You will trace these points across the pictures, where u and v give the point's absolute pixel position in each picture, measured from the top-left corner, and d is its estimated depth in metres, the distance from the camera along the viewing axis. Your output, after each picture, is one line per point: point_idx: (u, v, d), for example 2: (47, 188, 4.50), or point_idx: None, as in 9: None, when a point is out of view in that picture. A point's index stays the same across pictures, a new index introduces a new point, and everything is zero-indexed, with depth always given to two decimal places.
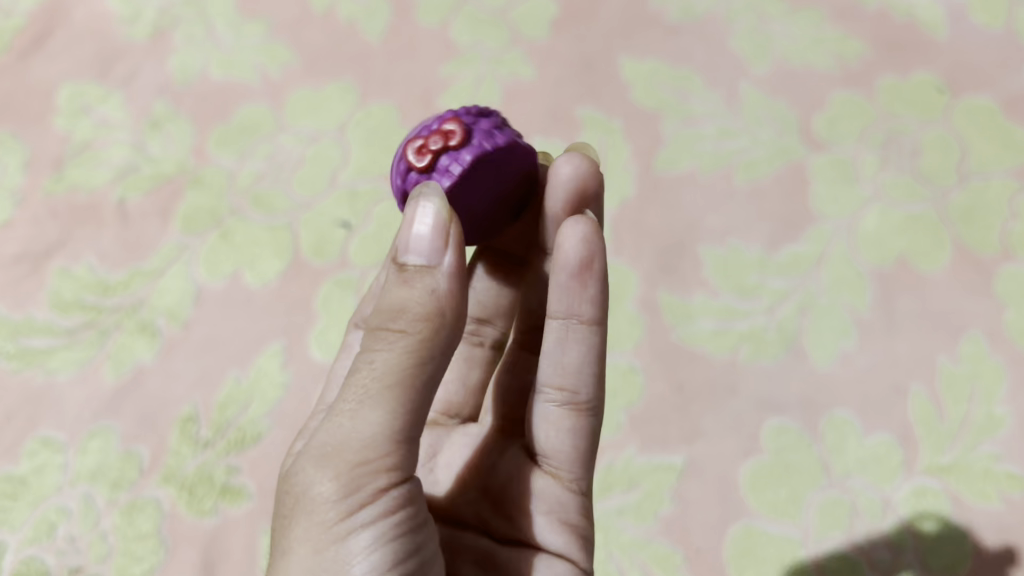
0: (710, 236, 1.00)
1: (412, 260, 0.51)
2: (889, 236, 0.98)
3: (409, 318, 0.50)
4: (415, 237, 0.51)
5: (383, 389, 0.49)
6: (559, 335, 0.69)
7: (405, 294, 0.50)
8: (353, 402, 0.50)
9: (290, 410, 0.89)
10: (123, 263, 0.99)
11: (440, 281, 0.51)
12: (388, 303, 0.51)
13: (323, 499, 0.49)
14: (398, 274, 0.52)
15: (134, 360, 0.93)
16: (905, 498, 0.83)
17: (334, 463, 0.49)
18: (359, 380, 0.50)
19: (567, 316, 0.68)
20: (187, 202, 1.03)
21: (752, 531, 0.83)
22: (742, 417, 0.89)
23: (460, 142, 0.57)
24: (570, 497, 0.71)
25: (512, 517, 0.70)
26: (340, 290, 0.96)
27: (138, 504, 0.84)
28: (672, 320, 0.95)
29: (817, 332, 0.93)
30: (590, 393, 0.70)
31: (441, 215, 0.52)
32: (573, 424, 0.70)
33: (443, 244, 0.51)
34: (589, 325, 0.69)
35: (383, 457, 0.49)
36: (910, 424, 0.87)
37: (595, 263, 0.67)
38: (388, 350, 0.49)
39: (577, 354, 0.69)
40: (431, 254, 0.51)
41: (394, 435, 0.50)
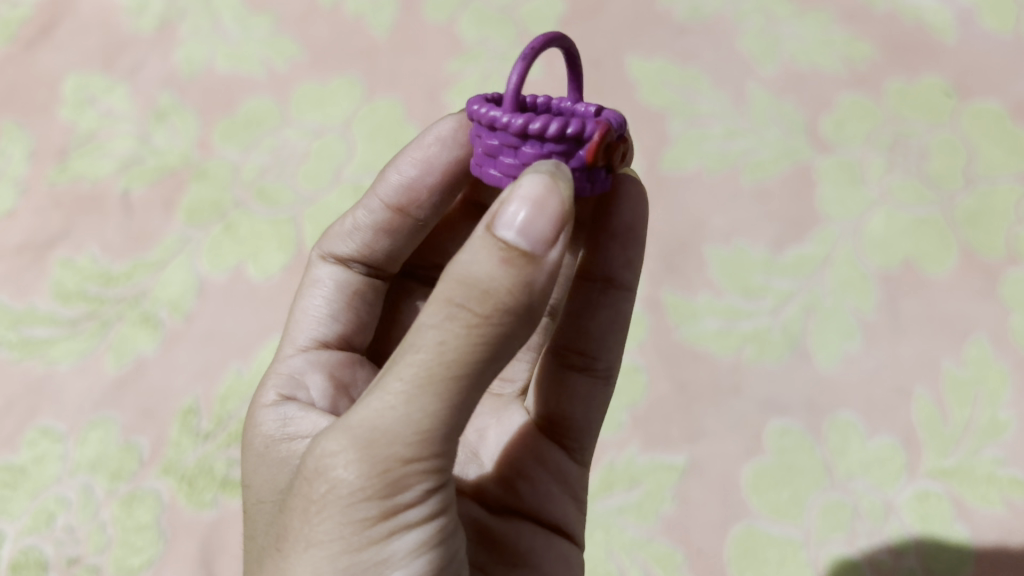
0: (715, 236, 1.00)
1: (510, 236, 0.45)
2: (895, 239, 0.98)
3: (494, 306, 0.44)
4: (530, 219, 0.45)
5: (451, 382, 0.44)
6: (595, 297, 0.72)
7: (497, 276, 0.44)
8: (411, 390, 0.45)
9: None
10: (126, 255, 0.99)
11: (540, 270, 0.45)
12: (470, 279, 0.44)
13: (366, 495, 0.46)
14: (489, 246, 0.45)
15: (136, 351, 0.92)
16: (907, 501, 0.83)
17: (382, 457, 0.45)
18: (416, 363, 0.45)
19: (604, 279, 0.72)
20: (191, 194, 1.03)
21: (753, 531, 0.83)
22: (745, 418, 0.89)
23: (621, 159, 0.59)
24: (573, 467, 0.72)
25: (511, 487, 0.68)
26: None
27: (137, 494, 0.84)
28: (675, 320, 0.94)
29: (822, 333, 0.92)
30: (611, 363, 0.72)
31: (556, 198, 0.46)
32: (591, 394, 0.72)
33: (552, 226, 0.46)
34: (623, 290, 0.72)
35: (435, 456, 0.46)
36: (914, 427, 0.87)
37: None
38: (462, 338, 0.44)
39: (607, 320, 0.72)
40: (535, 239, 0.45)
41: (450, 432, 0.46)
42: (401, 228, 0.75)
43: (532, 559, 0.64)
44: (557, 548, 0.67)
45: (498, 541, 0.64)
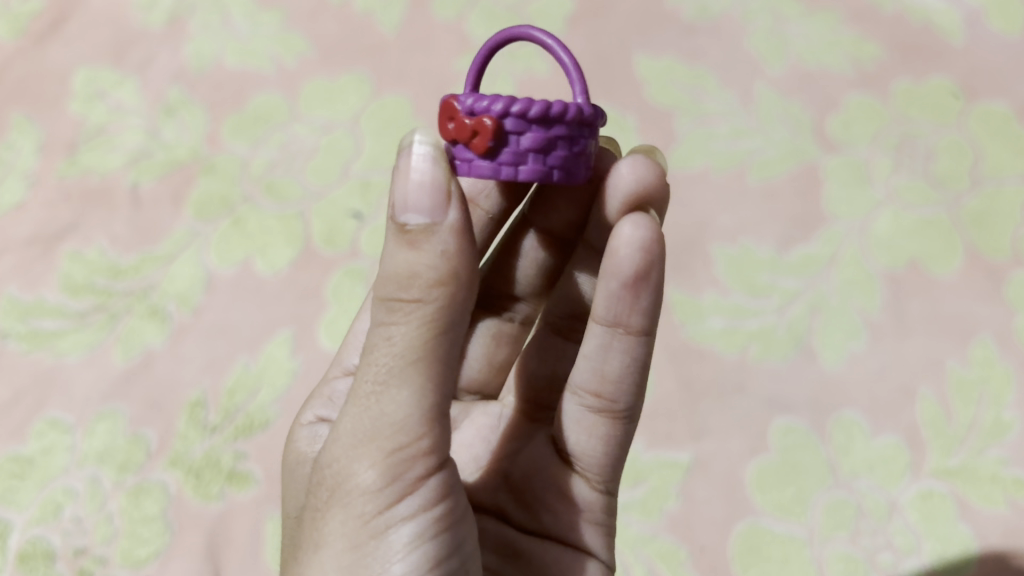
0: (721, 235, 1.00)
1: (413, 219, 0.48)
2: (901, 239, 0.98)
3: (421, 286, 0.48)
4: (411, 186, 0.49)
5: (407, 365, 0.48)
6: (604, 342, 0.66)
7: (413, 259, 0.48)
8: (377, 382, 0.49)
9: (298, 395, 0.88)
10: (135, 248, 1.00)
11: (447, 239, 0.48)
12: (395, 269, 0.49)
13: (362, 488, 0.49)
14: (398, 235, 0.49)
15: (144, 344, 0.93)
16: (911, 500, 0.83)
17: (368, 449, 0.49)
18: (376, 358, 0.49)
19: (613, 323, 0.65)
20: (199, 188, 1.04)
21: (757, 529, 0.83)
22: (750, 416, 0.89)
23: (480, 143, 0.53)
24: (595, 497, 0.69)
25: (532, 511, 0.69)
26: (350, 279, 0.97)
27: (144, 487, 0.83)
28: (681, 319, 0.94)
29: (827, 332, 0.93)
30: (629, 402, 0.67)
31: (441, 168, 0.49)
32: (609, 431, 0.68)
33: (445, 199, 0.48)
34: (635, 335, 0.65)
35: (417, 441, 0.49)
36: (918, 426, 0.87)
37: (652, 274, 0.62)
38: (405, 324, 0.48)
39: (620, 363, 0.66)
40: (433, 211, 0.48)
41: (424, 413, 0.48)
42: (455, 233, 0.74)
43: None
44: (581, 569, 0.67)
45: (520, 555, 0.67)
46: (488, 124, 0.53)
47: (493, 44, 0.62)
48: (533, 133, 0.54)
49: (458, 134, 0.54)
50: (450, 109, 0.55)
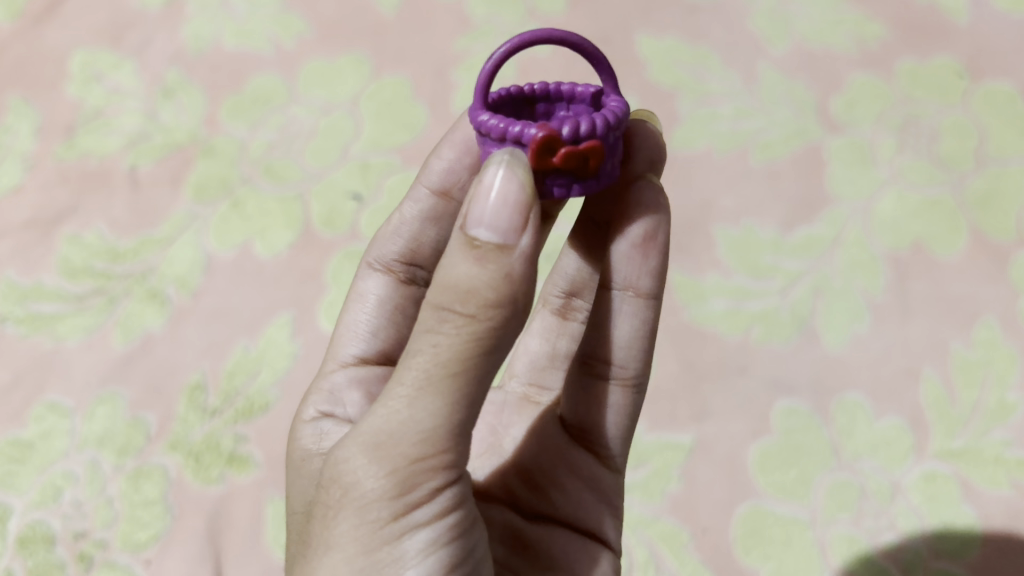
0: (724, 216, 1.00)
1: (485, 235, 0.45)
2: (904, 219, 0.97)
3: (477, 302, 0.44)
4: (491, 209, 0.45)
5: (446, 378, 0.44)
6: (615, 307, 0.68)
7: (474, 274, 0.44)
8: (410, 389, 0.45)
9: (299, 378, 0.88)
10: (134, 231, 0.99)
11: (515, 263, 0.45)
12: (453, 280, 0.45)
13: (375, 492, 0.46)
14: (464, 246, 0.45)
15: (143, 327, 0.92)
16: (914, 482, 0.82)
17: (389, 455, 0.46)
18: (415, 362, 0.45)
19: (624, 287, 0.67)
20: (198, 171, 1.03)
21: (760, 511, 0.81)
22: (752, 398, 0.88)
23: (593, 166, 0.53)
24: (602, 472, 0.69)
25: (540, 491, 0.67)
26: (350, 262, 0.96)
27: (144, 470, 0.83)
28: (684, 301, 0.94)
29: (830, 314, 0.92)
30: (639, 368, 0.68)
31: (525, 191, 0.46)
32: (619, 400, 0.69)
33: (522, 224, 0.45)
34: (645, 298, 0.67)
35: (440, 453, 0.46)
36: (921, 407, 0.86)
37: (659, 236, 0.65)
38: (451, 336, 0.44)
39: (630, 328, 0.68)
40: (506, 232, 0.45)
41: (452, 425, 0.45)
42: (447, 215, 0.74)
43: (564, 565, 0.63)
44: (594, 561, 0.64)
45: (530, 545, 0.63)
46: (597, 147, 0.53)
47: (513, 48, 0.56)
48: (611, 146, 0.55)
49: (557, 159, 0.51)
50: (547, 139, 0.51)
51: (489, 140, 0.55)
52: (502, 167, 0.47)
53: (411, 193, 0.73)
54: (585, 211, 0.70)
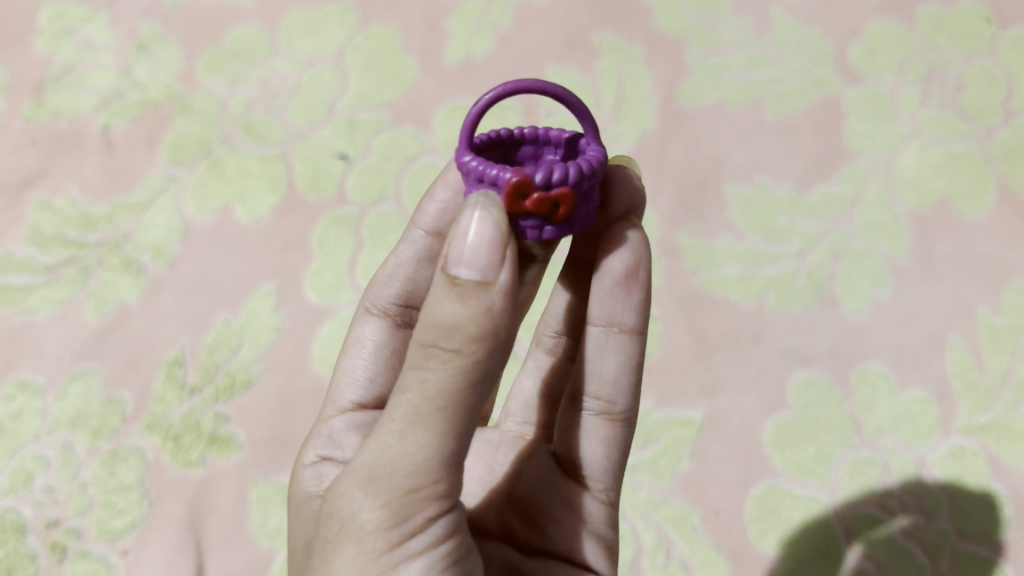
0: (736, 174, 0.93)
1: (464, 272, 0.41)
2: (928, 176, 0.91)
3: (461, 335, 0.40)
4: (467, 249, 0.41)
5: (436, 410, 0.40)
6: (599, 343, 0.60)
7: (455, 309, 0.40)
8: (400, 421, 0.41)
9: (284, 353, 0.82)
10: (107, 196, 0.93)
11: (496, 298, 0.40)
12: (434, 317, 0.41)
13: (367, 528, 0.42)
14: (444, 284, 0.41)
15: (118, 299, 0.87)
16: (941, 459, 0.77)
17: (380, 487, 0.41)
18: (402, 396, 0.41)
19: (608, 323, 0.59)
20: (175, 131, 0.97)
21: (776, 492, 0.76)
22: (767, 368, 0.82)
23: (568, 210, 0.47)
24: (597, 508, 0.60)
25: (536, 524, 0.58)
26: (336, 227, 0.90)
27: (119, 453, 0.78)
28: (693, 266, 0.88)
29: (850, 278, 0.86)
30: (628, 403, 0.60)
31: (501, 231, 0.42)
32: (606, 433, 0.60)
33: (500, 260, 0.41)
34: (630, 333, 0.59)
35: (435, 483, 0.41)
36: (947, 378, 0.81)
37: (641, 271, 0.57)
38: (436, 371, 0.40)
39: (616, 363, 0.60)
40: (486, 268, 0.41)
41: (445, 457, 0.41)
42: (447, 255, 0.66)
43: None
44: None
45: None
46: (570, 195, 0.47)
47: (503, 93, 0.51)
48: (591, 189, 0.49)
49: (528, 206, 0.46)
50: (519, 185, 0.45)
51: (470, 181, 0.50)
52: (479, 212, 0.43)
53: (407, 236, 0.66)
54: (573, 250, 0.63)
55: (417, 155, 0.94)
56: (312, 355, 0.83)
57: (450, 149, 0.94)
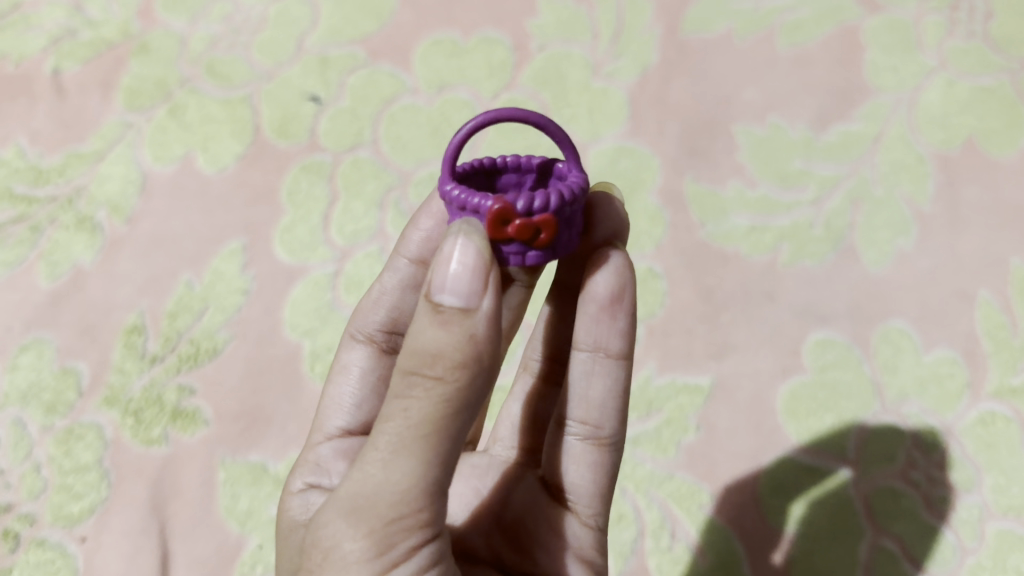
0: (746, 113, 0.85)
1: (447, 298, 0.38)
2: (955, 113, 0.83)
3: (445, 361, 0.37)
4: (450, 277, 0.38)
5: (419, 436, 0.37)
6: (585, 369, 0.53)
7: (437, 335, 0.37)
8: (382, 449, 0.37)
9: (253, 318, 0.76)
10: (58, 147, 0.85)
11: (479, 324, 0.37)
12: (416, 343, 0.38)
13: (348, 561, 0.37)
14: (426, 311, 0.38)
15: (72, 260, 0.79)
16: (970, 427, 0.70)
17: (362, 516, 0.37)
18: (385, 423, 0.38)
19: (594, 348, 0.52)
20: (132, 73, 0.89)
21: (790, 465, 0.70)
22: (781, 328, 0.75)
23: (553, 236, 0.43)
24: (585, 533, 0.53)
25: (526, 550, 0.52)
26: (308, 176, 0.82)
27: (75, 431, 0.71)
28: (700, 217, 0.80)
29: (871, 227, 0.79)
30: (617, 427, 0.54)
31: (485, 258, 0.39)
32: (594, 458, 0.54)
33: (484, 286, 0.38)
34: (617, 359, 0.53)
35: (419, 512, 0.37)
36: (976, 337, 0.74)
37: (627, 295, 0.51)
38: (420, 398, 0.37)
39: (604, 388, 0.53)
40: (469, 294, 0.38)
41: (431, 486, 0.37)
42: None
43: None
44: None
45: None
46: (553, 220, 0.43)
47: (482, 122, 0.45)
48: (578, 213, 0.45)
49: (510, 234, 0.42)
50: (501, 212, 0.42)
51: (452, 211, 0.45)
52: (461, 245, 0.39)
53: (391, 262, 0.59)
54: (558, 275, 0.56)
55: (396, 96, 0.86)
56: (283, 320, 0.76)
57: (432, 89, 0.86)
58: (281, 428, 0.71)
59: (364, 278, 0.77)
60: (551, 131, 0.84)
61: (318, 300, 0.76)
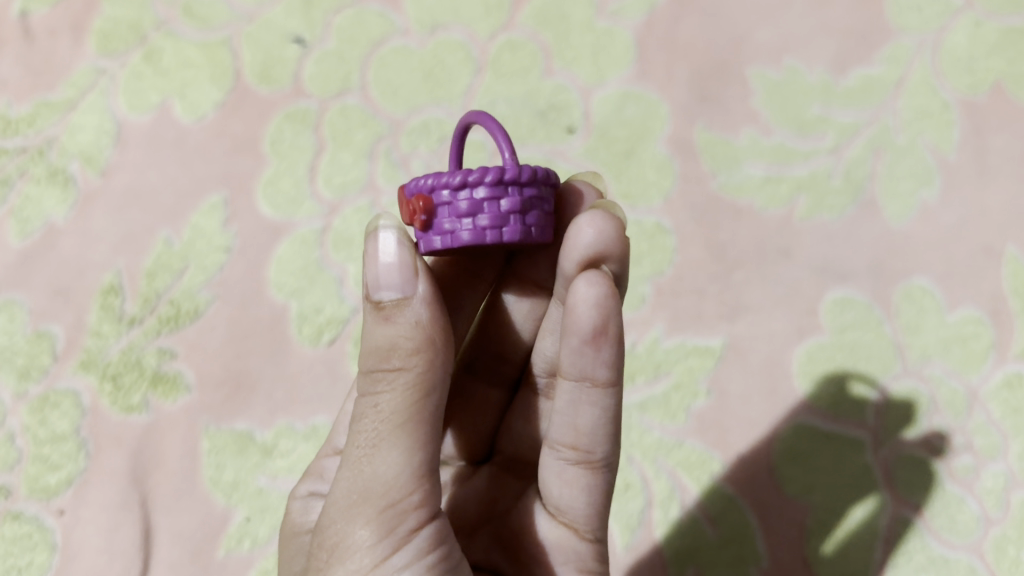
0: (761, 55, 0.79)
1: (385, 294, 0.38)
2: (982, 55, 0.77)
3: (399, 351, 0.38)
4: (379, 271, 0.39)
5: (391, 423, 0.38)
6: (571, 398, 0.49)
7: (386, 331, 0.38)
8: (362, 445, 0.38)
9: (237, 278, 0.71)
10: (27, 95, 0.79)
11: (420, 309, 0.38)
12: (372, 343, 0.39)
13: (354, 554, 0.37)
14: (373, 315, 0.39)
15: (44, 217, 0.74)
16: (995, 391, 0.66)
17: (359, 507, 0.38)
18: (362, 422, 0.39)
19: (579, 378, 0.48)
20: (104, 14, 0.82)
21: (806, 432, 0.66)
22: (797, 286, 0.71)
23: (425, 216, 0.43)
24: (583, 548, 0.52)
25: (522, 563, 0.52)
26: (293, 125, 0.77)
27: (51, 398, 0.67)
28: (712, 167, 0.75)
29: (893, 178, 0.74)
30: (609, 450, 0.50)
31: (406, 249, 0.39)
32: (585, 481, 0.50)
33: (415, 273, 0.39)
34: (605, 387, 0.48)
35: (411, 494, 0.37)
36: (1003, 296, 0.70)
37: (612, 325, 0.45)
38: (386, 390, 0.38)
39: (593, 416, 0.49)
40: (405, 284, 0.39)
41: (419, 467, 0.38)
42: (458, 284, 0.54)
43: None
44: None
45: None
46: (423, 202, 0.43)
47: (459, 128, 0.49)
48: (476, 205, 0.43)
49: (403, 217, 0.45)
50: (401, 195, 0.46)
51: None
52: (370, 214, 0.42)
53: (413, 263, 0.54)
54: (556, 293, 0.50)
55: (386, 38, 0.80)
56: (268, 280, 0.71)
57: (424, 30, 0.81)
58: (268, 394, 0.68)
59: (354, 235, 0.73)
60: (552, 76, 0.79)
61: (306, 258, 0.72)
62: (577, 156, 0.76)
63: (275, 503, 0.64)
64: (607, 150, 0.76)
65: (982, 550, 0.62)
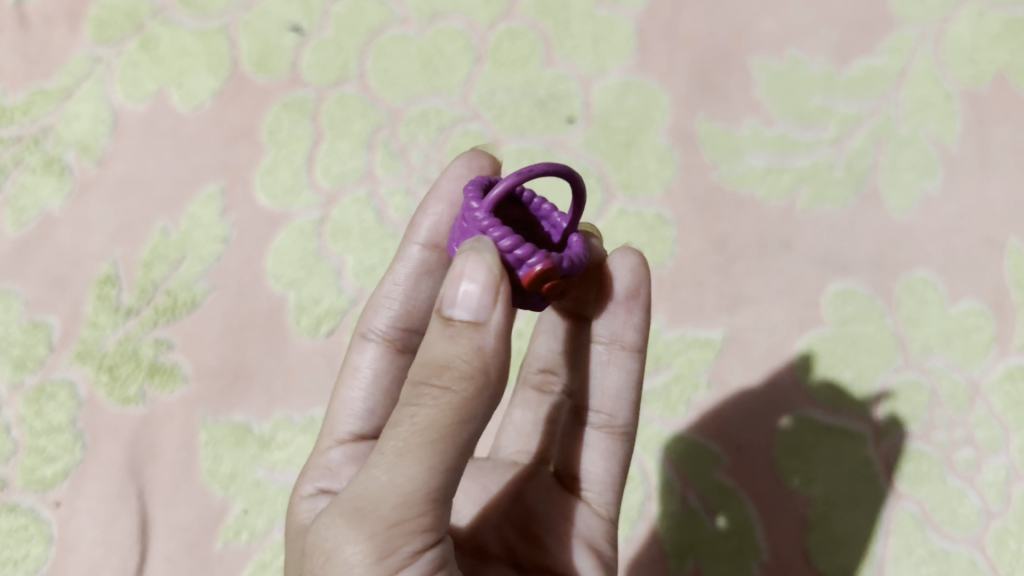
0: (763, 44, 0.79)
1: (457, 312, 0.37)
2: (985, 46, 0.77)
3: (453, 375, 0.36)
4: (462, 289, 0.37)
5: (424, 443, 0.36)
6: (600, 360, 0.54)
7: (447, 349, 0.37)
8: (388, 454, 0.37)
9: (233, 268, 0.71)
10: (22, 83, 0.78)
11: (488, 338, 0.37)
12: (427, 354, 0.37)
13: (348, 564, 0.36)
14: (439, 326, 0.37)
15: (40, 206, 0.74)
16: (997, 383, 0.66)
17: (365, 517, 0.36)
18: (394, 431, 0.37)
19: (610, 341, 0.53)
20: (100, 2, 0.81)
21: (806, 423, 0.66)
22: (798, 278, 0.70)
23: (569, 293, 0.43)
24: (597, 522, 0.53)
25: (535, 541, 0.50)
26: (291, 114, 0.76)
27: (46, 389, 0.67)
28: (713, 157, 0.75)
29: (895, 169, 0.73)
30: (630, 417, 0.54)
31: (496, 274, 0.37)
32: (608, 446, 0.54)
33: (495, 300, 0.37)
34: (631, 350, 0.53)
35: (422, 517, 0.37)
36: (1004, 288, 0.69)
37: (641, 291, 0.53)
38: (427, 407, 0.36)
39: (618, 378, 0.54)
40: (480, 308, 0.37)
41: (434, 491, 0.37)
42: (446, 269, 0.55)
43: None
44: None
45: None
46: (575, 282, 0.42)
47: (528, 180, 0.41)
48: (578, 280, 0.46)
49: (534, 282, 0.40)
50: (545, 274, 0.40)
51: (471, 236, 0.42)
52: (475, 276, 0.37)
53: (402, 250, 0.55)
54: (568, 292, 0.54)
55: (384, 26, 0.79)
56: (266, 270, 0.71)
57: (423, 19, 0.80)
58: (265, 386, 0.67)
59: (352, 225, 0.72)
60: (553, 65, 0.78)
61: (304, 249, 0.71)
62: (578, 146, 0.75)
63: (273, 495, 0.64)
64: (607, 140, 0.75)
65: (983, 543, 0.62)
